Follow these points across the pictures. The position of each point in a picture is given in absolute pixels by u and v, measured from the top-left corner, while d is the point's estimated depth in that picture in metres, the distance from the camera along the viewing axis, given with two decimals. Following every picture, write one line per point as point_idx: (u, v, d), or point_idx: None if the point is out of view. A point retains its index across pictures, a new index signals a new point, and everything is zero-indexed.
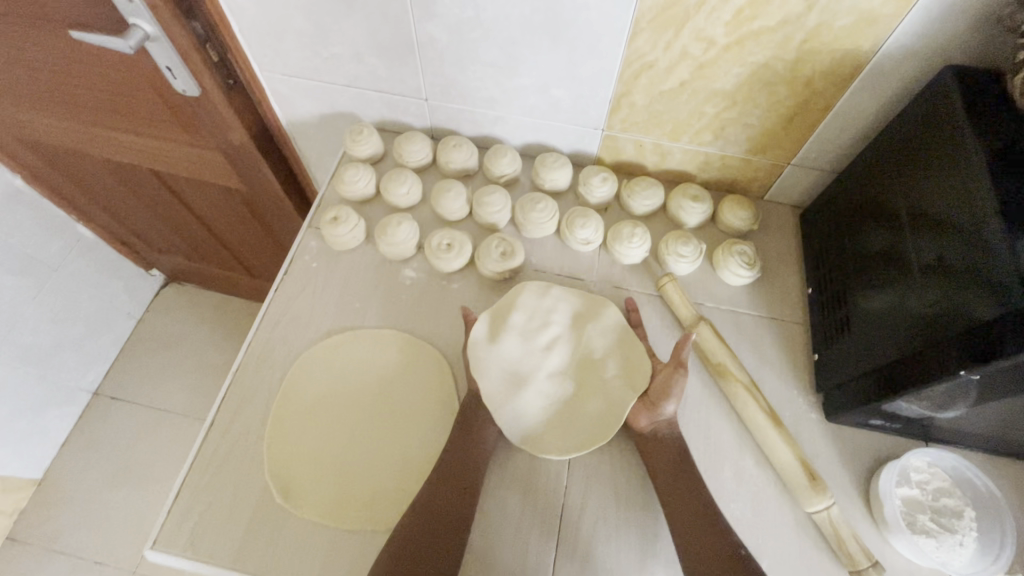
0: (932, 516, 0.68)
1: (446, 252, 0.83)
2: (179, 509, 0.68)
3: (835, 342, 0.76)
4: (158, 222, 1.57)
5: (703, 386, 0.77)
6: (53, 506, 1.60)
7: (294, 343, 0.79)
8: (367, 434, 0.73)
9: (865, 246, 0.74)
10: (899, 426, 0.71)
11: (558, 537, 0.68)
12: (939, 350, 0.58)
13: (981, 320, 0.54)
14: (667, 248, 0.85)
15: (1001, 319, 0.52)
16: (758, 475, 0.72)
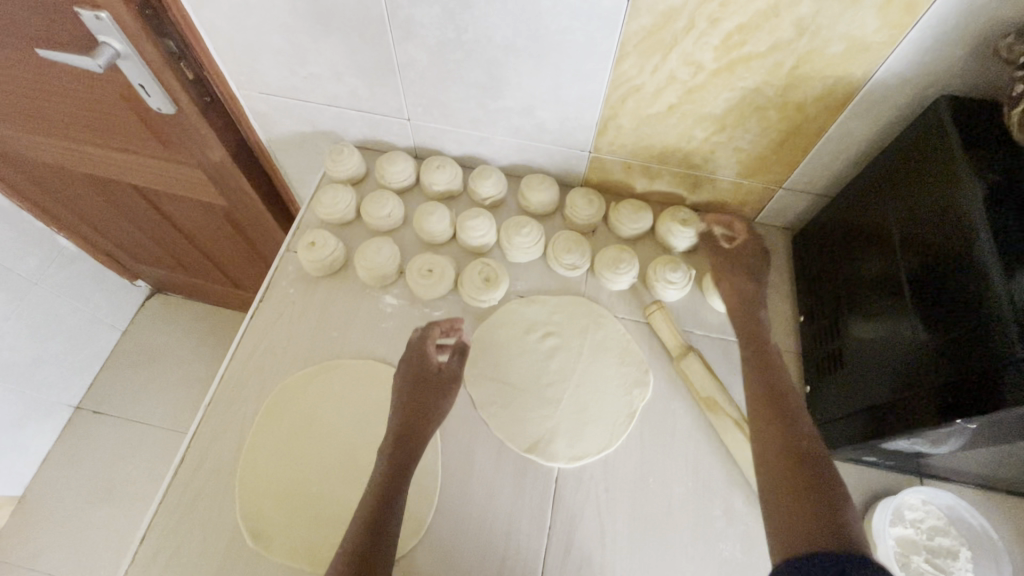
0: (927, 557, 0.66)
1: (428, 278, 0.80)
2: (145, 553, 0.65)
3: (829, 376, 0.74)
4: (140, 235, 1.53)
5: (692, 419, 0.75)
6: (33, 524, 1.56)
7: (269, 374, 0.76)
8: (343, 472, 0.70)
9: (858, 276, 0.72)
10: (894, 463, 0.69)
11: None
12: (936, 394, 0.56)
13: (982, 365, 0.52)
14: (656, 273, 0.83)
15: (1002, 366, 0.50)
16: (749, 513, 0.69)
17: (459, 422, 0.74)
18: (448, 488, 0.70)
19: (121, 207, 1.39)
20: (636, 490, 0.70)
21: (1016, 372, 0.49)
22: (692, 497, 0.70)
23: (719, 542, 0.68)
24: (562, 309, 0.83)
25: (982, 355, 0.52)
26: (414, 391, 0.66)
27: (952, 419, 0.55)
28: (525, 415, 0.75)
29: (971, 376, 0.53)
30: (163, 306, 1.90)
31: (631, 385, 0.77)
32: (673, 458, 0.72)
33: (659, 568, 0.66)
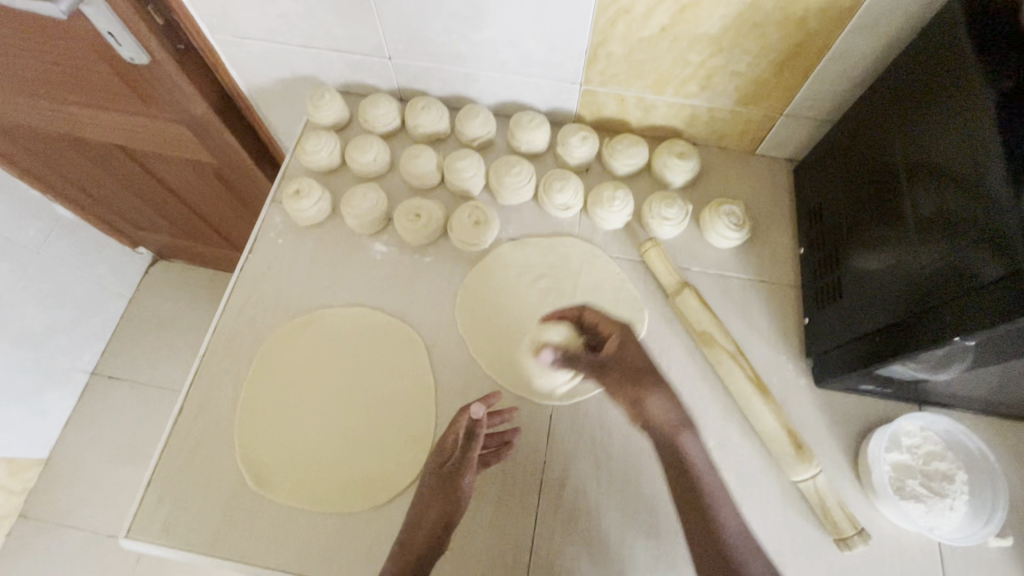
0: (923, 480, 0.66)
1: (416, 223, 0.79)
2: (153, 498, 0.67)
3: (826, 306, 0.72)
4: (134, 199, 1.52)
5: (688, 355, 0.74)
6: (62, 485, 1.63)
7: (261, 325, 0.76)
8: (339, 417, 0.71)
9: (861, 202, 0.69)
10: (893, 390, 0.68)
11: (537, 516, 0.66)
12: (936, 313, 0.54)
13: (982, 283, 0.50)
14: (651, 210, 0.80)
15: (1001, 283, 0.48)
16: (745, 445, 0.69)
17: (454, 366, 0.74)
18: (446, 428, 0.70)
19: (112, 170, 1.37)
20: (631, 426, 0.70)
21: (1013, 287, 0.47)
22: (688, 431, 0.70)
23: (715, 474, 0.68)
24: (557, 250, 0.81)
25: (986, 268, 0.49)
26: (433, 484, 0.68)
27: (949, 336, 0.53)
28: (519, 355, 0.74)
29: (973, 292, 0.50)
30: (167, 272, 1.90)
31: (626, 323, 0.76)
32: (670, 394, 0.72)
33: (655, 501, 0.67)
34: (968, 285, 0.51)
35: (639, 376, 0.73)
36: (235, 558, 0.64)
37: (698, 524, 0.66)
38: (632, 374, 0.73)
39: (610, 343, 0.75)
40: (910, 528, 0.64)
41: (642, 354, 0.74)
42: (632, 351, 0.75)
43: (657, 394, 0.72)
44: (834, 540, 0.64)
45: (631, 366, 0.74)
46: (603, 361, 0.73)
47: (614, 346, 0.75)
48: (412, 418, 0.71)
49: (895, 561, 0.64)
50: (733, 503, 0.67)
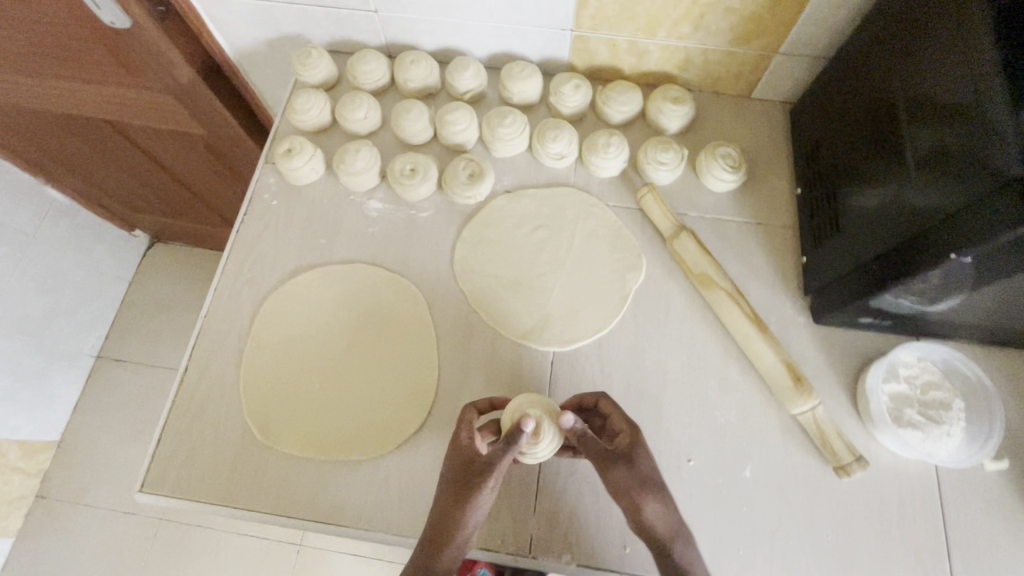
0: (920, 409, 0.67)
1: (410, 178, 0.78)
2: (163, 454, 0.68)
3: (824, 243, 0.72)
4: (127, 178, 1.51)
5: (686, 297, 0.75)
6: (75, 466, 1.66)
7: (260, 284, 0.76)
8: (343, 371, 0.72)
9: (860, 136, 0.68)
10: (891, 323, 0.69)
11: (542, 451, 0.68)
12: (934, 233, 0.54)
13: (976, 200, 0.49)
14: (646, 155, 0.79)
15: (996, 197, 0.47)
16: (744, 382, 0.70)
17: (454, 317, 0.74)
18: (449, 376, 0.71)
19: (103, 149, 1.36)
20: (631, 368, 0.71)
21: (1007, 200, 0.47)
22: (688, 370, 0.71)
23: (715, 411, 0.69)
24: (554, 199, 0.81)
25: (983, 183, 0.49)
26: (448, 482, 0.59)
27: (947, 255, 0.52)
28: (519, 305, 0.75)
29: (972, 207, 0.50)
30: (165, 254, 1.90)
31: (624, 269, 0.76)
32: (668, 336, 0.73)
33: (656, 439, 0.68)
34: (967, 202, 0.51)
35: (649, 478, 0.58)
36: (248, 506, 0.66)
37: (699, 459, 0.67)
38: (643, 484, 0.58)
39: (625, 446, 0.60)
40: (908, 455, 0.66)
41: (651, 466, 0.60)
42: (645, 461, 0.60)
43: (657, 498, 0.57)
44: (833, 469, 0.65)
45: (643, 474, 0.58)
46: (609, 453, 0.59)
47: (629, 449, 0.60)
48: (415, 369, 0.71)
49: (893, 487, 0.65)
50: (733, 438, 0.68)
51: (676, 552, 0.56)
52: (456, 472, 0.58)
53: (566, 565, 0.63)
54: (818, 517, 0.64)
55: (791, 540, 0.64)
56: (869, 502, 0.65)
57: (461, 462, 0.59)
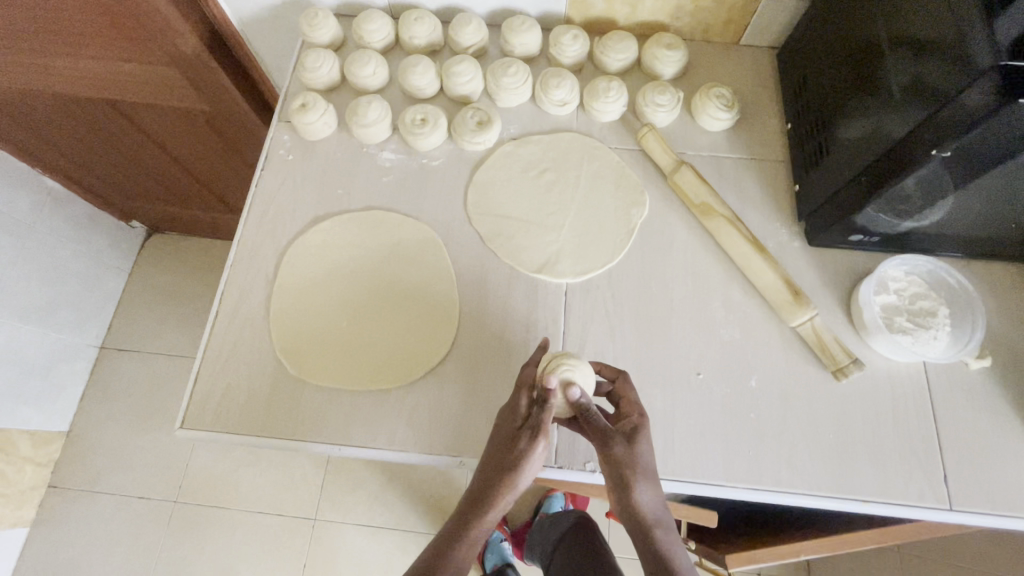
0: (909, 317, 0.72)
1: (422, 127, 0.81)
2: (199, 394, 0.71)
3: (814, 169, 0.77)
4: (127, 163, 1.51)
5: (688, 229, 0.79)
6: (86, 455, 1.67)
7: (282, 233, 0.80)
8: (368, 309, 0.75)
9: (844, 65, 0.73)
10: (879, 240, 0.74)
11: None
12: (913, 136, 0.58)
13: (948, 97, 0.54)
14: (645, 99, 0.84)
15: (967, 89, 0.52)
16: (746, 302, 0.75)
17: (470, 256, 0.78)
18: (469, 310, 0.75)
19: (104, 134, 1.37)
20: (640, 295, 0.76)
21: (976, 89, 0.51)
22: (693, 293, 0.76)
23: (721, 329, 0.74)
24: (559, 144, 0.85)
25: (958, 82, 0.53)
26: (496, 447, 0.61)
27: (927, 153, 0.57)
28: (531, 242, 0.79)
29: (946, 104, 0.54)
30: (164, 244, 1.91)
31: (629, 205, 0.80)
32: (673, 264, 0.77)
33: (667, 357, 0.73)
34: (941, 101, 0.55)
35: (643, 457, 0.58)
36: (287, 435, 0.69)
37: (708, 372, 0.72)
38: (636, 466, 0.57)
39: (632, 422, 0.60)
40: (900, 358, 0.71)
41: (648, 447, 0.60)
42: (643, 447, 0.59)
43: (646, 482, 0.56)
44: (832, 373, 0.71)
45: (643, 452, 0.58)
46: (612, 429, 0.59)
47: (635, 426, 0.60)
48: (436, 306, 0.75)
49: (888, 389, 0.70)
50: (739, 353, 0.73)
51: (658, 540, 0.55)
52: (507, 436, 0.60)
53: (589, 473, 0.68)
54: (820, 419, 0.69)
55: (796, 441, 0.68)
56: (866, 404, 0.70)
57: (512, 426, 0.60)
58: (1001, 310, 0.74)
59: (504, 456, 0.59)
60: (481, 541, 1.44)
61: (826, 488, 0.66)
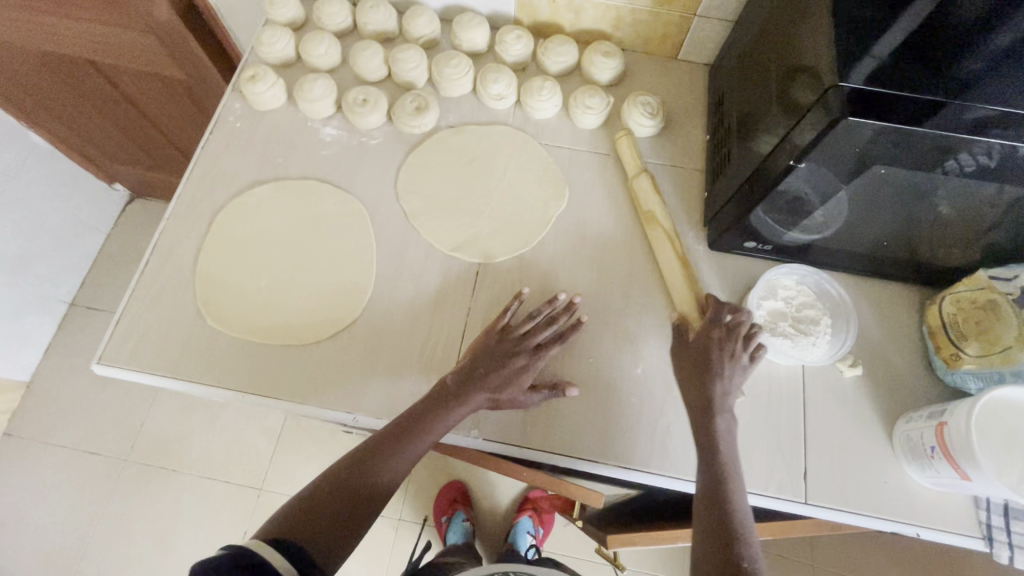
0: (793, 322, 0.77)
1: (362, 106, 0.86)
2: (120, 333, 0.76)
3: (720, 178, 0.82)
4: (106, 124, 1.49)
5: (602, 225, 0.84)
6: (42, 406, 1.65)
7: (219, 194, 0.85)
8: (289, 270, 0.80)
9: (750, 84, 0.79)
10: (771, 249, 0.80)
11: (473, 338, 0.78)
12: (781, 148, 0.64)
13: (804, 115, 0.60)
14: (577, 100, 0.88)
15: (815, 108, 0.58)
16: (644, 296, 0.80)
17: (393, 230, 0.83)
18: (384, 280, 0.80)
19: (87, 96, 1.36)
20: (546, 281, 0.81)
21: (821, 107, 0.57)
22: (596, 283, 0.81)
23: (617, 319, 0.79)
24: (491, 135, 0.90)
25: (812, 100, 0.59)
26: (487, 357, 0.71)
27: (789, 162, 0.63)
28: (451, 223, 0.84)
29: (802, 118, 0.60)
30: (142, 209, 1.87)
31: (549, 198, 0.85)
32: (583, 255, 0.82)
33: (563, 340, 0.77)
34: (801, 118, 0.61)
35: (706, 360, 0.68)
36: (195, 378, 0.74)
37: (598, 357, 0.77)
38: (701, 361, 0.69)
39: (716, 329, 0.70)
40: (778, 360, 0.76)
41: (724, 359, 0.68)
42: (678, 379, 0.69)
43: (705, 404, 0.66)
44: None
45: (712, 357, 0.68)
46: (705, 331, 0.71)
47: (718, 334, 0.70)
48: (353, 274, 0.80)
49: (763, 388, 0.75)
50: (630, 341, 0.77)
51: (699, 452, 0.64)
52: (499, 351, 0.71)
53: (474, 440, 0.72)
54: None
55: (671, 428, 0.73)
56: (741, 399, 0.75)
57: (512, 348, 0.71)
58: (880, 325, 0.79)
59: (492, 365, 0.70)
60: (444, 518, 1.48)
61: (690, 474, 0.71)
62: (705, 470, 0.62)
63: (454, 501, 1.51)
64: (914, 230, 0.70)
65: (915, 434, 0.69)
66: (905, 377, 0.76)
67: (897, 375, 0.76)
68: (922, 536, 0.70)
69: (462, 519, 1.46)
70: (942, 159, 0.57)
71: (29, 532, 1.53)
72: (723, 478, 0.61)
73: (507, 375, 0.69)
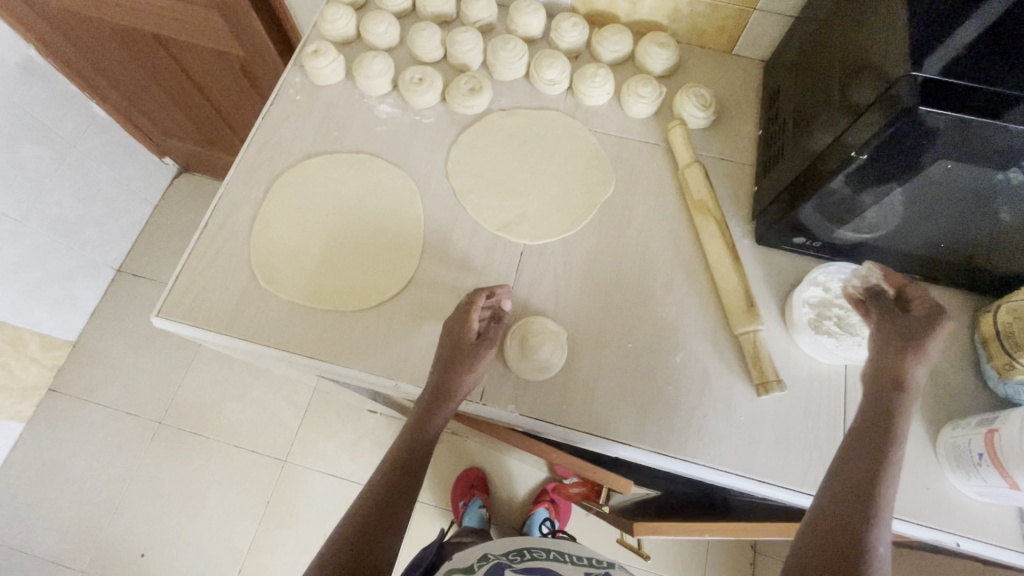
0: (839, 321, 0.76)
1: (418, 85, 0.88)
2: (179, 288, 0.80)
3: (770, 173, 0.81)
4: (164, 98, 1.47)
5: (648, 213, 0.85)
6: (87, 364, 1.65)
7: (277, 163, 0.88)
8: (341, 240, 0.83)
9: (809, 78, 0.78)
10: (819, 246, 0.79)
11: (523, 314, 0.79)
12: (840, 141, 0.63)
13: (868, 108, 0.59)
14: (629, 89, 0.89)
15: (881, 99, 0.57)
16: (687, 286, 0.80)
17: (441, 207, 0.85)
18: (431, 254, 0.82)
19: (150, 71, 1.36)
20: (590, 264, 0.81)
21: (886, 99, 0.56)
22: (639, 271, 0.81)
23: (659, 307, 0.79)
24: (541, 120, 0.91)
25: (877, 92, 0.58)
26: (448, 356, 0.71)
27: (850, 154, 0.62)
28: (500, 202, 0.85)
29: (867, 110, 0.59)
30: (192, 184, 1.86)
31: (597, 184, 0.86)
32: (627, 242, 0.83)
33: (604, 323, 0.78)
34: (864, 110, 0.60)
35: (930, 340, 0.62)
36: (247, 337, 0.77)
37: (637, 342, 0.77)
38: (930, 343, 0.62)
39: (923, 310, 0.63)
40: (822, 357, 0.75)
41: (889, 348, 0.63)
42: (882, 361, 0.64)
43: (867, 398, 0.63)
44: (755, 389, 0.74)
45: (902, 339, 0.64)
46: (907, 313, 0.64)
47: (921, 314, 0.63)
48: (402, 248, 0.82)
49: (805, 385, 0.75)
50: (670, 330, 0.78)
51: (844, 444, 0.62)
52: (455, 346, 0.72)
53: (510, 414, 0.74)
54: (732, 402, 0.74)
55: (707, 417, 0.73)
56: (782, 395, 0.74)
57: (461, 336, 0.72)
58: None
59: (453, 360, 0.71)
60: (462, 503, 1.49)
61: (725, 464, 0.71)
62: (854, 492, 0.57)
63: (472, 487, 1.52)
64: (972, 235, 0.68)
65: (962, 441, 0.67)
66: (953, 384, 0.74)
67: (943, 382, 0.74)
68: (962, 546, 0.68)
69: (479, 505, 1.46)
70: (1007, 162, 0.56)
71: (68, 484, 1.54)
72: (874, 501, 0.56)
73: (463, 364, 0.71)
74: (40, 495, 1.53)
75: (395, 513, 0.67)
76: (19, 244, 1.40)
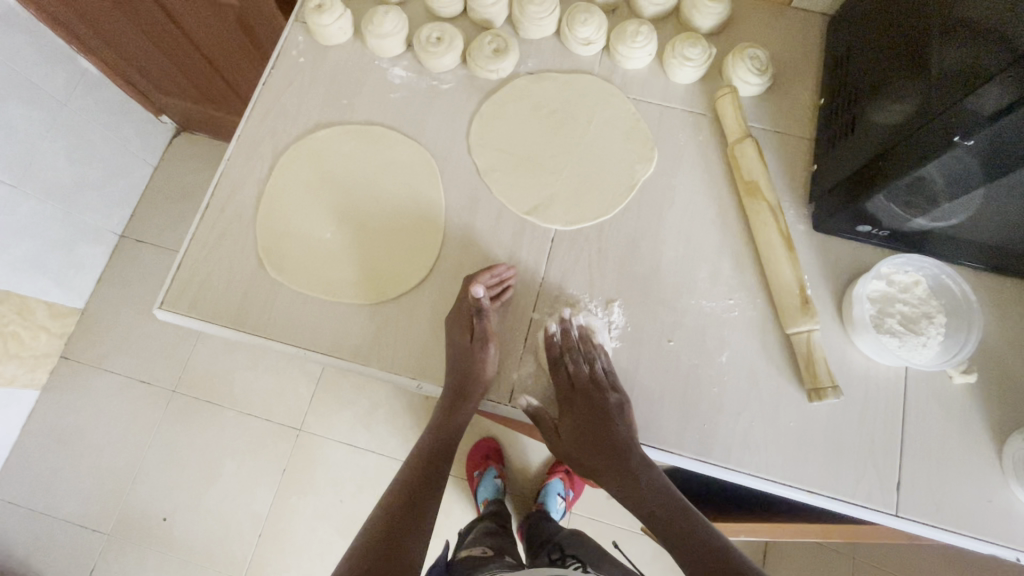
0: (901, 320, 0.69)
1: (436, 46, 0.78)
2: (182, 276, 0.73)
3: (835, 149, 0.72)
4: (157, 54, 1.35)
5: (693, 194, 0.76)
6: (97, 332, 1.62)
7: (281, 136, 0.79)
8: (354, 222, 0.76)
9: (890, 36, 0.67)
10: (887, 234, 0.71)
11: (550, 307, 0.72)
12: (938, 120, 0.54)
13: (984, 80, 0.49)
14: (674, 50, 0.78)
15: (1003, 73, 0.47)
16: (735, 277, 0.73)
17: (463, 186, 0.77)
18: (454, 240, 0.75)
19: (139, 25, 1.23)
20: (627, 250, 0.74)
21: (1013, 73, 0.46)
22: (682, 261, 0.74)
23: (703, 300, 0.72)
24: (573, 86, 0.81)
25: (997, 61, 0.48)
26: (458, 355, 0.67)
27: (949, 138, 0.53)
28: (528, 181, 0.77)
29: (981, 85, 0.49)
30: (190, 144, 1.76)
31: (636, 161, 0.77)
32: (671, 227, 0.75)
33: (643, 318, 0.72)
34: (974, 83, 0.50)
35: (600, 428, 0.65)
36: (258, 332, 0.71)
37: (679, 340, 0.71)
38: (591, 435, 0.66)
39: (612, 395, 0.66)
40: (882, 359, 0.68)
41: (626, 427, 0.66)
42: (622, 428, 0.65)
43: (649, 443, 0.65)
44: (808, 391, 0.68)
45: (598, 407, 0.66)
46: (580, 385, 0.67)
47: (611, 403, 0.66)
48: (423, 233, 0.75)
49: (861, 389, 0.69)
50: (715, 326, 0.71)
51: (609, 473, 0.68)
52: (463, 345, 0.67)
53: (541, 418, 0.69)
54: (782, 404, 0.68)
55: (754, 422, 0.68)
56: (837, 399, 0.68)
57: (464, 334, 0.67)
58: (1001, 332, 0.70)
59: (464, 359, 0.67)
60: (477, 474, 1.48)
61: (772, 473, 0.66)
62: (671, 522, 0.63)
63: (487, 458, 1.50)
64: None
65: None
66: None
67: (1014, 386, 0.68)
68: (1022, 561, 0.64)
69: (494, 476, 1.45)
70: None
71: (86, 451, 1.54)
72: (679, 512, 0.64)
73: (471, 364, 0.66)
74: (59, 461, 1.54)
75: (426, 511, 0.67)
76: (16, 212, 1.34)
